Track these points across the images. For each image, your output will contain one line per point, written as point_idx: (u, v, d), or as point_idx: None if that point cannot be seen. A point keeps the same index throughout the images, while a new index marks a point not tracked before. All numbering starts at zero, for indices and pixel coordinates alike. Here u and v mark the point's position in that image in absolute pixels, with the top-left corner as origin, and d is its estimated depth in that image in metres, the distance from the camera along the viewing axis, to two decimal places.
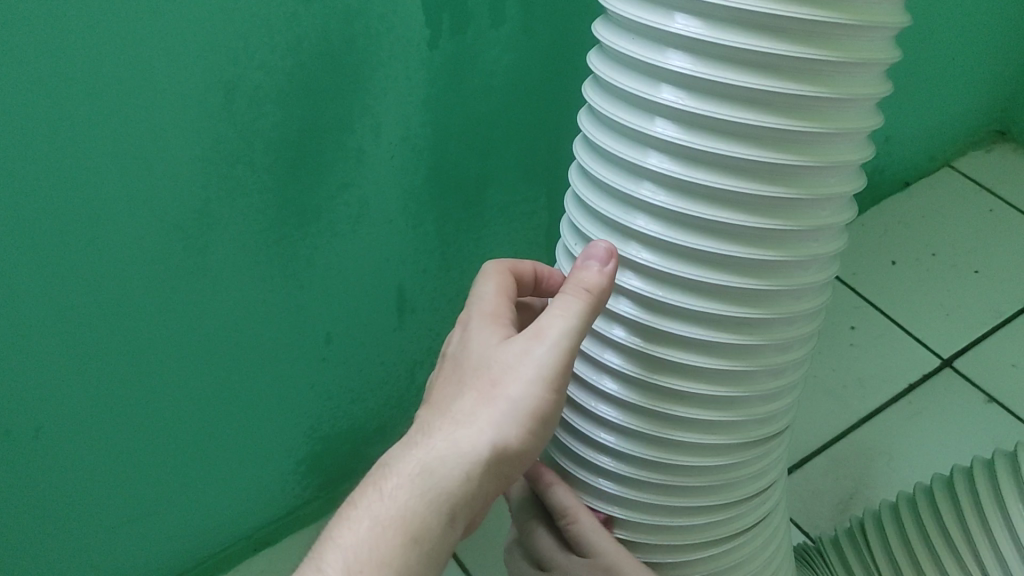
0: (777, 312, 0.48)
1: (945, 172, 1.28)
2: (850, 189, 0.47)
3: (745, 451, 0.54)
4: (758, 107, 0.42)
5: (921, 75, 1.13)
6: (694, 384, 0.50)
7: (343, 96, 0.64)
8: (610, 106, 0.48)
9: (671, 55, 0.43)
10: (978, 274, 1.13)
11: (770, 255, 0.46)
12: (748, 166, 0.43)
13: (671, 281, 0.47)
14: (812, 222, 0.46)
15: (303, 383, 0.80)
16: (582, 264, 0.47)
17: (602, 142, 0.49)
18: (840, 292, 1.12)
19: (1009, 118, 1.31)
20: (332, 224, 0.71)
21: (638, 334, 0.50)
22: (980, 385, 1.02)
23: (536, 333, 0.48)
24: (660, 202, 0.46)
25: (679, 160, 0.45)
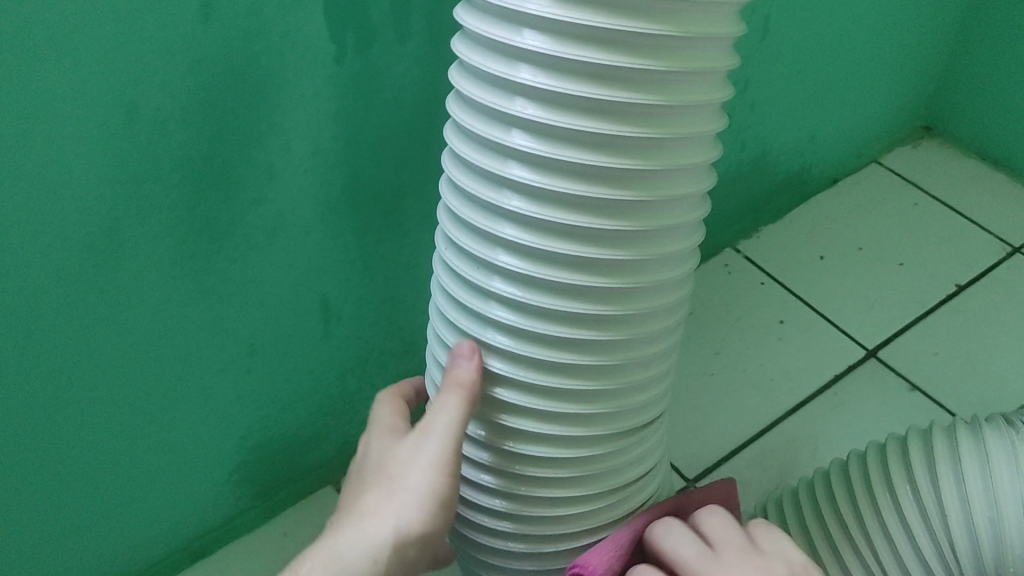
0: (635, 309, 0.49)
1: (873, 169, 1.32)
2: (699, 188, 0.49)
3: (618, 461, 0.57)
4: (602, 116, 0.43)
5: (846, 75, 1.16)
6: (560, 406, 0.52)
7: (249, 113, 0.68)
8: (469, 117, 0.47)
9: (521, 68, 0.43)
10: (902, 266, 1.17)
11: (624, 255, 0.47)
12: (596, 173, 0.44)
13: (536, 281, 0.48)
14: (663, 221, 0.47)
15: (230, 388, 0.83)
16: (455, 362, 0.51)
17: (461, 150, 0.48)
18: (770, 287, 1.15)
19: (934, 115, 1.36)
20: (248, 237, 0.74)
21: (509, 336, 0.50)
22: (903, 374, 1.05)
23: (423, 429, 0.53)
24: (518, 208, 0.46)
25: (542, 146, 0.44)
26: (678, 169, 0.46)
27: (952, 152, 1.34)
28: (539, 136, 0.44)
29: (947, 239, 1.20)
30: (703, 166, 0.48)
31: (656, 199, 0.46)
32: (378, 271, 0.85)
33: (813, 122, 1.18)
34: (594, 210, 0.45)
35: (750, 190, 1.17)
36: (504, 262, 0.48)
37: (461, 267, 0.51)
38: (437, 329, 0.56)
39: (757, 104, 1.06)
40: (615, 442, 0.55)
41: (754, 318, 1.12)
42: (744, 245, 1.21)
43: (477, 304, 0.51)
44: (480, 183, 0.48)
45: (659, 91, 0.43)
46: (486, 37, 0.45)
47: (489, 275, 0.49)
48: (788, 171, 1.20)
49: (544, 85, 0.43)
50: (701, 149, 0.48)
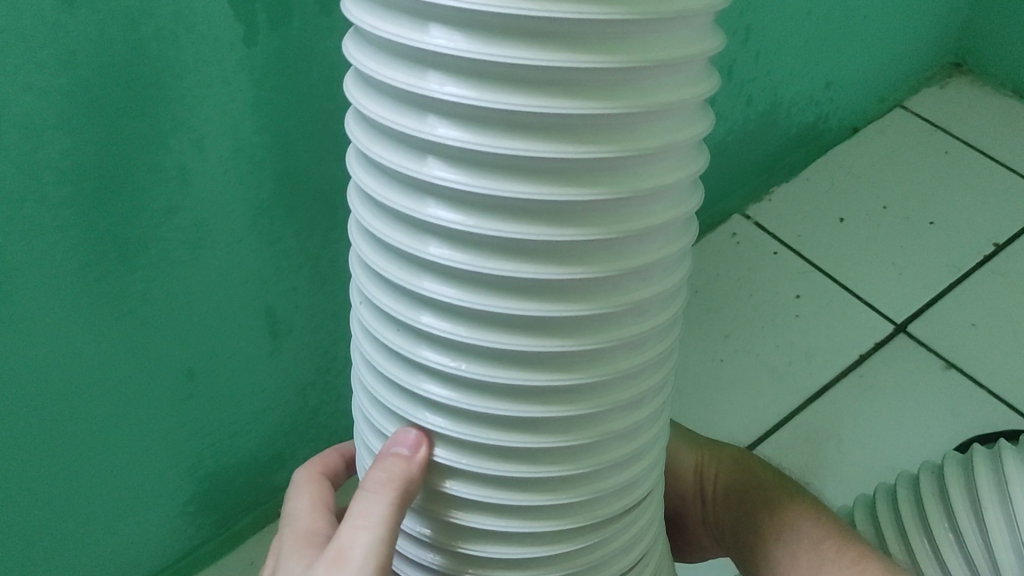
0: (611, 374, 0.37)
1: (898, 114, 1.18)
2: (687, 211, 0.37)
3: (604, 550, 0.44)
4: (547, 134, 0.31)
5: (865, 12, 1.03)
6: (519, 498, 0.39)
7: (149, 112, 0.57)
8: (371, 139, 0.35)
9: (432, 76, 0.32)
10: (934, 225, 1.05)
11: (590, 310, 0.35)
12: (545, 208, 0.33)
13: (472, 348, 0.35)
14: (639, 261, 0.35)
15: (171, 417, 0.74)
16: (389, 452, 0.38)
17: (367, 184, 0.36)
18: (784, 257, 1.03)
19: (965, 49, 1.22)
20: (166, 252, 0.64)
21: (447, 415, 0.38)
22: (937, 350, 0.93)
23: (334, 559, 0.39)
24: (443, 259, 0.34)
25: (467, 177, 0.32)
26: (654, 193, 0.34)
27: (986, 91, 1.20)
28: (464, 164, 0.32)
29: (984, 191, 1.07)
30: (690, 183, 0.37)
31: (626, 235, 0.34)
32: (330, 274, 0.74)
33: (829, 68, 1.04)
34: (542, 255, 0.34)
35: (759, 148, 1.04)
36: (427, 325, 0.36)
37: (377, 330, 0.39)
38: (358, 400, 0.44)
39: (763, 53, 0.93)
40: (598, 531, 0.42)
41: (768, 293, 1.00)
42: (754, 209, 1.09)
43: (402, 376, 0.38)
44: (390, 223, 0.36)
45: (623, 95, 0.32)
46: (380, 34, 0.33)
47: (414, 341, 0.37)
48: (802, 124, 1.08)
49: (459, 97, 0.31)
50: (686, 163, 0.36)
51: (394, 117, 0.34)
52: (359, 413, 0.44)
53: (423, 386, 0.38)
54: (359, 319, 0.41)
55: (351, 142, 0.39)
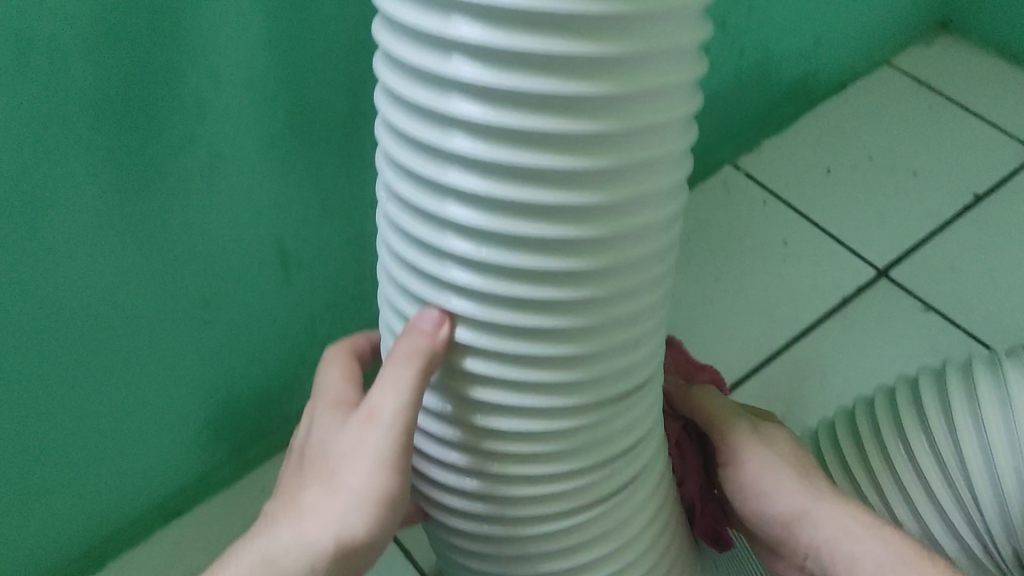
0: (618, 260, 0.42)
1: (885, 71, 1.22)
2: (685, 110, 0.41)
3: (605, 431, 0.50)
4: (562, 31, 0.35)
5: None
6: (534, 374, 0.45)
7: (167, 40, 0.58)
8: (399, 41, 0.39)
9: None
10: (917, 176, 1.09)
11: (599, 199, 0.39)
12: (560, 102, 0.37)
13: (495, 236, 0.40)
14: (641, 155, 0.40)
15: (187, 342, 0.77)
16: (412, 329, 0.45)
17: (395, 83, 0.40)
18: (772, 206, 1.07)
19: (951, 9, 1.25)
20: (184, 180, 0.66)
21: (472, 299, 0.43)
22: (918, 294, 0.97)
23: (368, 415, 0.47)
24: (467, 150, 0.38)
25: (490, 72, 0.36)
26: (657, 90, 0.38)
27: (971, 50, 1.24)
28: (485, 62, 0.36)
29: (965, 145, 1.11)
30: (688, 83, 0.40)
31: (633, 130, 0.38)
32: (340, 209, 0.77)
33: (819, 23, 1.08)
34: (558, 147, 0.38)
35: (750, 101, 1.08)
36: (455, 215, 0.41)
37: (408, 224, 0.43)
38: (386, 293, 0.49)
39: (756, 6, 0.96)
40: (601, 409, 0.49)
41: (756, 238, 1.04)
42: (744, 160, 1.13)
43: (430, 265, 0.43)
44: (418, 122, 0.40)
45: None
46: None
47: (443, 230, 0.42)
48: (792, 78, 1.11)
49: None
50: (685, 64, 0.40)
51: (422, 18, 0.37)
52: (388, 306, 0.50)
53: (451, 273, 0.43)
54: (388, 214, 0.46)
55: (378, 48, 0.43)
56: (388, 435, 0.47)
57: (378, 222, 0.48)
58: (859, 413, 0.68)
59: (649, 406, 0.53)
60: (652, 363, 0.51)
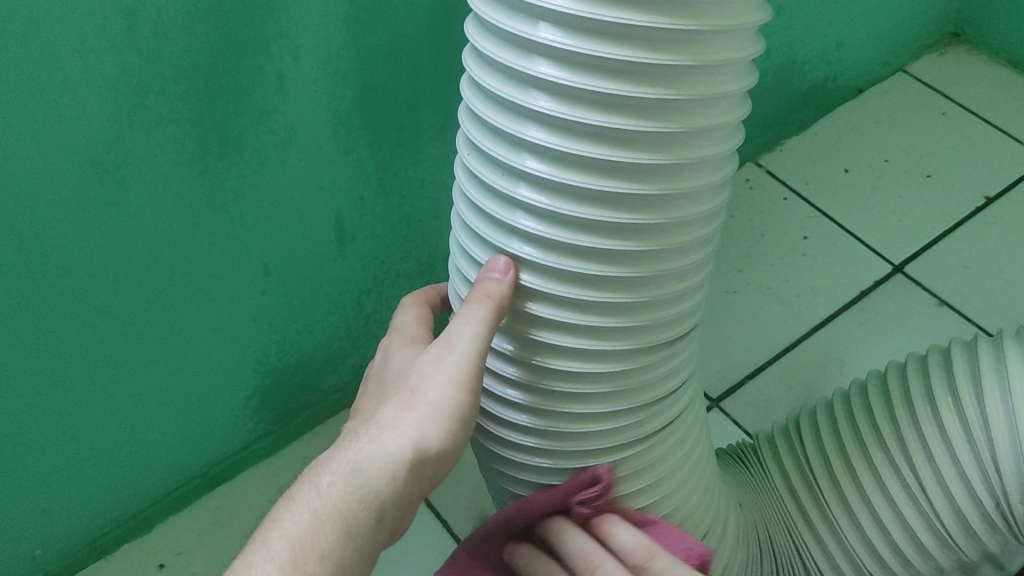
0: (671, 218, 0.47)
1: (899, 78, 1.27)
2: (743, 85, 0.46)
3: (650, 377, 0.55)
4: (640, 5, 0.40)
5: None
6: (592, 317, 0.50)
7: (255, 20, 0.62)
8: (492, 11, 0.44)
9: None
10: (930, 179, 1.13)
11: (660, 159, 0.44)
12: (633, 68, 0.42)
13: (567, 188, 0.45)
14: (700, 121, 0.45)
15: (245, 313, 0.81)
16: (485, 276, 0.50)
17: (484, 47, 0.45)
18: (792, 203, 1.12)
19: (963, 20, 1.30)
20: (258, 153, 0.71)
21: (538, 246, 0.48)
22: (931, 289, 1.02)
23: (446, 342, 0.53)
24: (544, 108, 0.43)
25: (572, 39, 0.41)
26: (720, 63, 0.43)
27: (982, 60, 1.29)
28: (574, 30, 0.41)
29: (977, 151, 1.16)
30: (748, 60, 0.46)
31: (698, 97, 0.43)
32: (393, 190, 0.81)
33: (840, 29, 1.13)
34: (631, 110, 0.43)
35: (773, 101, 1.13)
36: (529, 168, 0.46)
37: (485, 174, 0.48)
38: (458, 240, 0.55)
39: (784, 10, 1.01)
40: (649, 355, 0.54)
41: (778, 233, 1.09)
42: (765, 159, 1.17)
43: (503, 213, 0.48)
44: (505, 82, 0.45)
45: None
46: None
47: (514, 181, 0.47)
48: (812, 81, 1.16)
49: None
50: (745, 43, 0.45)
51: None
52: (460, 251, 0.55)
53: (519, 221, 0.48)
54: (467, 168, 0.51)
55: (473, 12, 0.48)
56: (462, 359, 0.52)
57: (454, 176, 0.54)
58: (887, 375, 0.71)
59: (685, 356, 0.58)
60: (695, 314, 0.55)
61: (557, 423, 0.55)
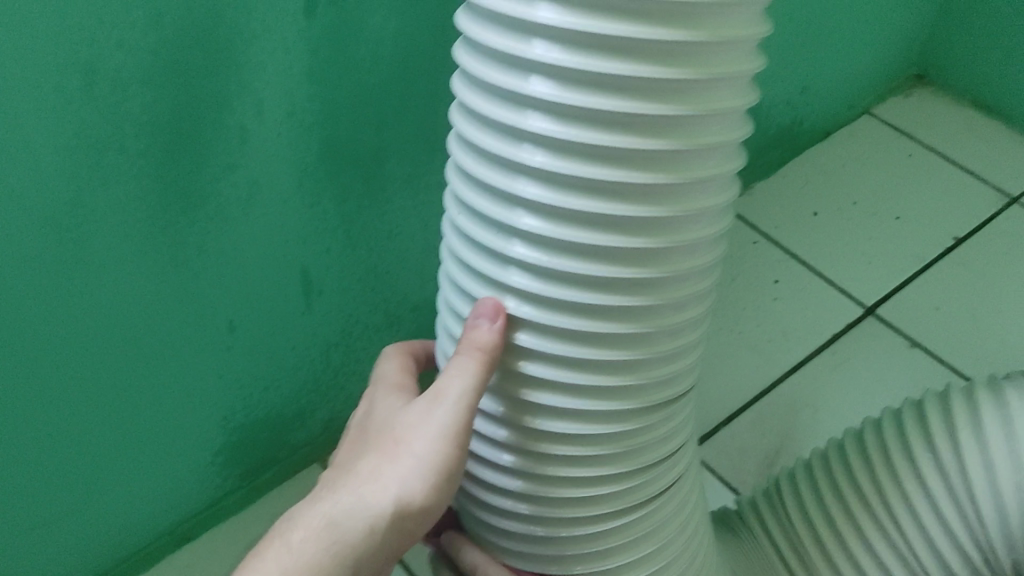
0: (668, 271, 0.46)
1: (865, 120, 1.28)
2: (737, 135, 0.45)
3: (647, 437, 0.53)
4: (632, 57, 0.40)
5: (839, 22, 1.12)
6: (590, 377, 0.48)
7: (217, 73, 0.62)
8: (480, 65, 0.44)
9: (541, 7, 0.39)
10: (899, 220, 1.14)
11: (657, 212, 0.44)
12: (627, 120, 0.41)
13: (561, 243, 0.44)
14: (696, 172, 0.44)
15: (210, 369, 0.80)
16: (474, 323, 0.48)
17: (475, 102, 0.45)
18: (764, 246, 1.12)
19: (926, 64, 1.33)
20: (221, 208, 0.69)
21: (533, 302, 0.47)
22: (904, 331, 1.02)
23: (436, 395, 0.51)
24: (538, 163, 0.42)
25: (565, 92, 0.40)
26: (714, 114, 0.42)
27: (945, 102, 1.30)
28: (567, 83, 0.40)
29: (944, 191, 1.17)
30: (740, 110, 0.45)
31: (692, 148, 0.43)
32: (362, 240, 0.80)
33: (805, 73, 1.14)
34: (626, 162, 0.42)
35: (742, 145, 1.13)
36: (525, 223, 0.44)
37: (477, 232, 0.48)
38: (448, 299, 0.53)
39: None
40: (645, 417, 0.52)
41: (749, 277, 1.09)
42: (736, 203, 1.18)
43: (496, 269, 0.47)
44: (497, 137, 0.44)
45: (692, 24, 0.39)
46: None
47: (509, 236, 0.46)
48: (779, 125, 1.17)
49: (563, 23, 0.39)
50: (737, 93, 0.44)
51: (504, 43, 0.42)
52: (451, 308, 0.54)
53: (513, 277, 0.47)
54: (458, 223, 0.49)
55: (459, 74, 0.47)
56: (451, 413, 0.50)
57: (444, 230, 0.52)
58: (866, 430, 0.71)
59: (682, 419, 0.57)
60: (691, 374, 0.54)
61: (552, 488, 0.54)
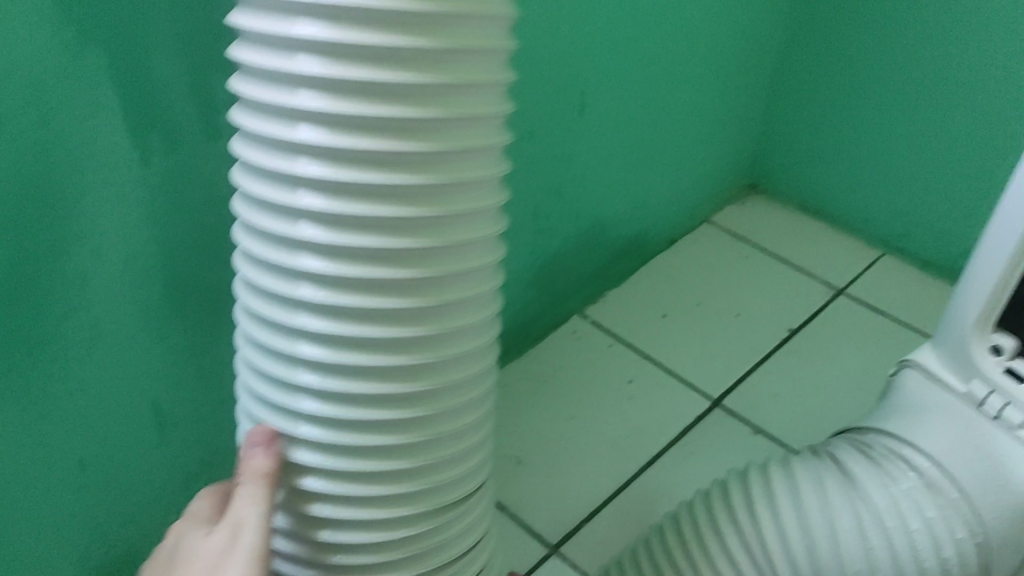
0: (439, 383, 0.52)
1: (707, 227, 1.39)
2: (487, 260, 0.52)
3: (441, 536, 0.59)
4: (380, 200, 0.46)
5: (669, 142, 1.23)
6: (379, 488, 0.54)
7: (53, 224, 0.65)
8: (255, 214, 0.49)
9: (301, 163, 0.46)
10: (739, 317, 1.23)
11: (418, 331, 0.50)
12: (383, 253, 0.47)
13: (340, 367, 0.50)
14: (451, 295, 0.51)
15: (62, 510, 0.80)
16: (250, 453, 0.52)
17: (251, 247, 0.50)
18: (617, 349, 1.19)
19: (757, 174, 1.46)
20: (64, 351, 0.71)
21: (320, 425, 0.52)
22: (748, 420, 1.09)
23: (232, 528, 0.52)
24: (313, 296, 0.48)
25: (328, 234, 0.47)
26: (459, 244, 0.49)
27: (776, 207, 1.43)
28: (328, 226, 0.47)
29: (778, 288, 1.28)
30: (488, 237, 0.52)
31: (444, 274, 0.50)
32: (209, 369, 0.85)
33: (644, 189, 1.24)
34: (387, 289, 0.48)
35: (591, 257, 1.22)
36: (305, 351, 0.50)
37: (265, 366, 0.52)
38: (246, 431, 0.57)
39: (586, 175, 1.11)
40: (438, 517, 0.58)
41: (604, 379, 1.15)
42: (591, 311, 1.25)
43: (284, 399, 0.52)
44: (274, 277, 0.49)
45: (435, 170, 0.47)
46: (261, 134, 0.47)
47: (294, 366, 0.51)
48: (625, 236, 1.26)
49: (320, 175, 0.45)
50: (483, 223, 0.51)
51: (272, 193, 0.48)
52: None
53: (301, 404, 0.51)
54: (246, 360, 0.54)
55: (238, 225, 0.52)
56: (255, 536, 0.51)
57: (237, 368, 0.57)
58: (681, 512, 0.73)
59: (479, 512, 0.62)
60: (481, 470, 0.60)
61: None
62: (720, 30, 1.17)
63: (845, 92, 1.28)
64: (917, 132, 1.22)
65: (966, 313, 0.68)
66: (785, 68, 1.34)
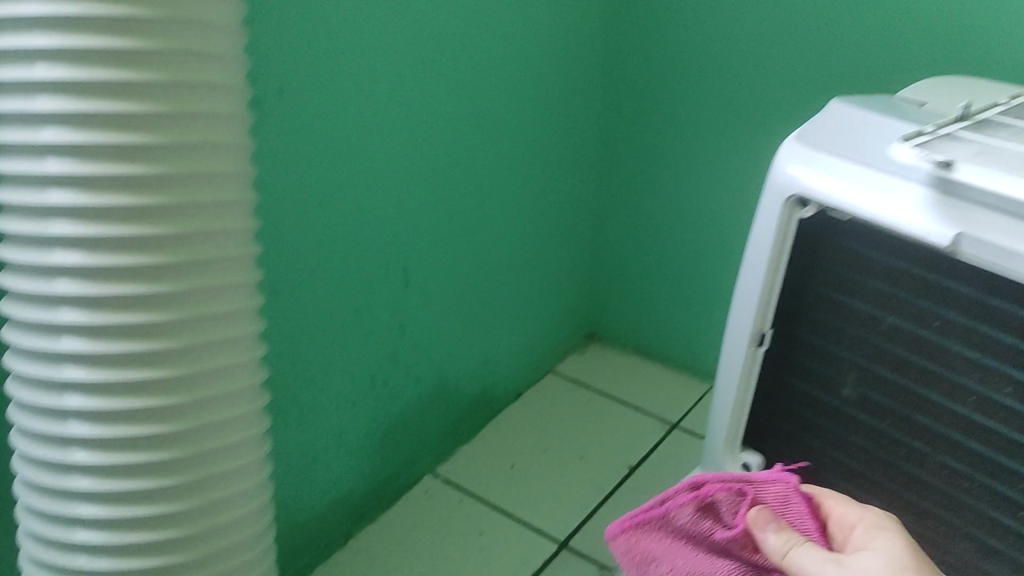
0: (207, 551, 0.57)
1: (550, 377, 1.48)
2: (249, 429, 0.58)
3: None
4: (139, 396, 0.51)
5: (501, 302, 1.32)
6: None
7: None
8: (28, 417, 0.53)
9: (64, 368, 0.50)
10: (582, 460, 1.30)
11: (181, 507, 0.54)
12: (146, 443, 0.52)
13: (112, 548, 0.54)
14: (214, 471, 0.56)
15: None
16: None
17: (27, 447, 0.53)
18: (468, 503, 1.24)
19: (593, 324, 1.57)
20: None
21: None
22: (592, 557, 1.14)
23: None
24: (86, 486, 0.52)
25: (95, 431, 0.51)
26: (217, 425, 0.55)
27: (615, 352, 1.54)
28: (95, 425, 0.51)
29: (618, 428, 1.36)
30: (250, 409, 0.58)
31: (204, 455, 0.55)
32: None
33: (482, 346, 1.32)
34: (152, 474, 0.53)
35: (437, 417, 1.28)
36: (81, 538, 0.54)
37: (45, 549, 0.55)
38: None
39: (421, 339, 1.18)
40: None
41: (455, 533, 1.18)
42: (442, 468, 1.30)
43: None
44: (49, 471, 0.53)
45: (183, 362, 0.52)
46: (25, 342, 0.51)
47: (73, 551, 0.54)
48: (469, 393, 1.33)
49: (80, 378, 0.50)
50: (241, 401, 0.57)
51: (39, 396, 0.52)
52: None
53: None
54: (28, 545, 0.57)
55: (13, 416, 0.56)
56: None
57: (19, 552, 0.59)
58: None
59: None
60: None
61: None
62: (536, 201, 1.29)
63: (659, 246, 1.40)
64: (726, 274, 1.33)
65: (721, 438, 0.78)
66: (604, 228, 1.46)
